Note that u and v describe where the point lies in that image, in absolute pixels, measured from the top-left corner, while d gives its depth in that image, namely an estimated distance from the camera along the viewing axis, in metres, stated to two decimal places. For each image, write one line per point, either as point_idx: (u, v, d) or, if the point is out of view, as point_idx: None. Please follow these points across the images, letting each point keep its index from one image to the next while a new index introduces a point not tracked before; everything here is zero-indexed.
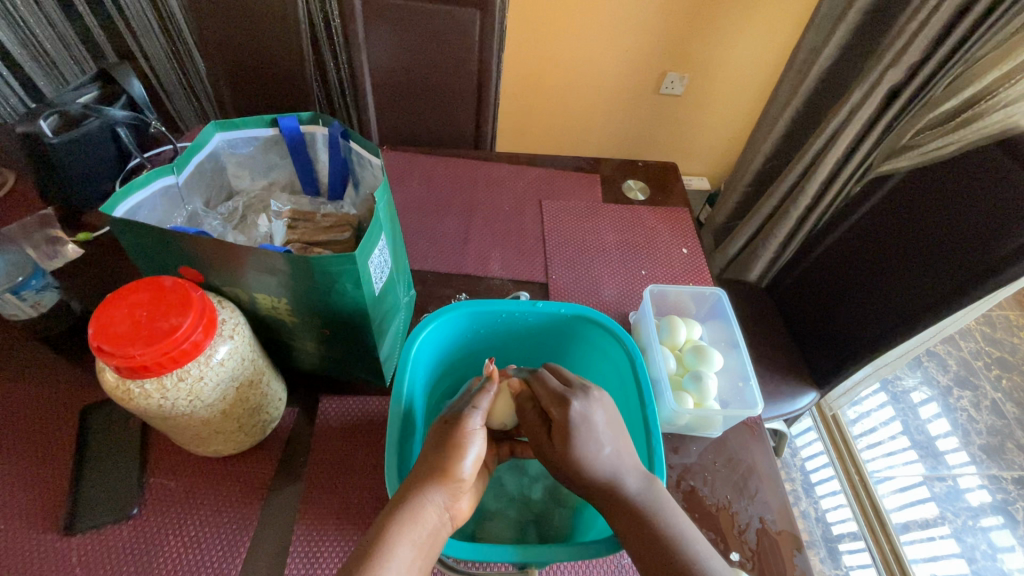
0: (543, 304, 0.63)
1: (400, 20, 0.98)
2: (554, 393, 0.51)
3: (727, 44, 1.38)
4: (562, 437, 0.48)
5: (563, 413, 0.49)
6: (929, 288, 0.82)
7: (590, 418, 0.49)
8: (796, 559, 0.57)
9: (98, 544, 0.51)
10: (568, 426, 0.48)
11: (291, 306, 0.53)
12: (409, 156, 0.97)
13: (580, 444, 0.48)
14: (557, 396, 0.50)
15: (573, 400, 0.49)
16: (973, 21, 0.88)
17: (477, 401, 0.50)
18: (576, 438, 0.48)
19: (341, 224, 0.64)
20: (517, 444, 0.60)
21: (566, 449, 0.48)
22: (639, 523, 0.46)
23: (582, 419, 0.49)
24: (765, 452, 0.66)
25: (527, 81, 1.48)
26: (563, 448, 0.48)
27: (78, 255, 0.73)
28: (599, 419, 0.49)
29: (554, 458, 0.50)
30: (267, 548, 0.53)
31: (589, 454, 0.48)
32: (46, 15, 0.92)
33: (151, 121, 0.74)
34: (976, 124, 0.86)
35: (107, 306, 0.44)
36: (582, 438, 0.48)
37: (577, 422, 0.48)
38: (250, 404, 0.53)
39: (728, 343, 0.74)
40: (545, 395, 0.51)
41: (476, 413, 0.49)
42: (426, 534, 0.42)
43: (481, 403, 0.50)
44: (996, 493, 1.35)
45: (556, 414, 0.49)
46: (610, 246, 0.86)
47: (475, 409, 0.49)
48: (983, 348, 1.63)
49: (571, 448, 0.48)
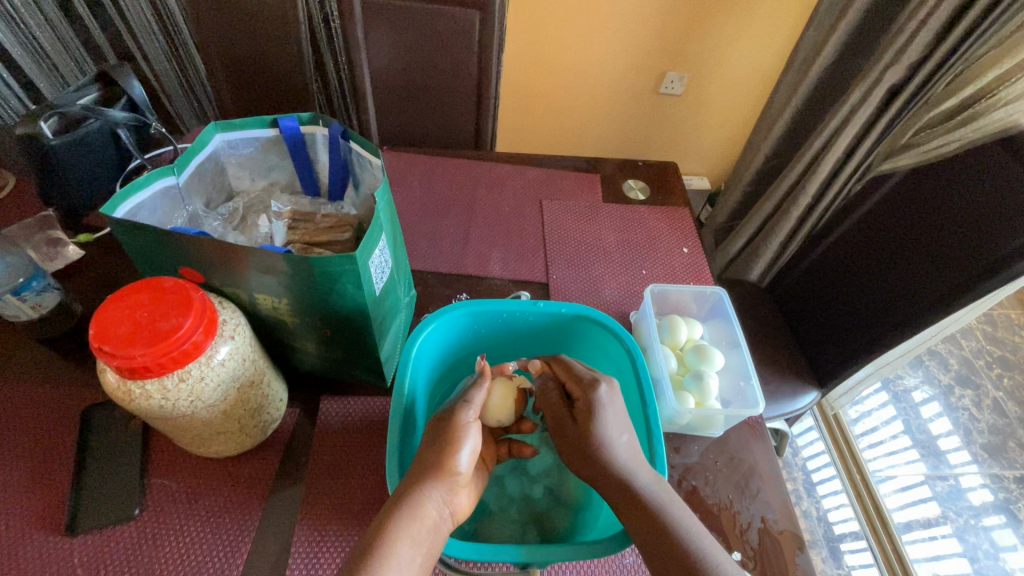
0: (544, 304, 0.63)
1: (399, 20, 0.98)
2: (581, 374, 0.54)
3: (727, 43, 1.38)
4: (587, 416, 0.51)
5: (591, 393, 0.52)
6: (929, 287, 0.82)
7: (614, 401, 0.52)
8: (799, 558, 0.57)
9: (99, 544, 0.51)
10: (594, 405, 0.51)
11: (292, 306, 0.53)
12: (409, 157, 0.97)
13: (603, 423, 0.50)
14: (584, 377, 0.53)
15: (601, 381, 0.53)
16: (974, 19, 0.88)
17: (469, 395, 0.51)
18: (600, 418, 0.50)
19: (341, 224, 0.64)
20: (515, 444, 0.59)
21: (589, 429, 0.50)
22: (648, 516, 0.45)
23: (606, 402, 0.51)
24: (767, 451, 0.66)
25: (527, 81, 1.48)
26: (587, 427, 0.51)
27: (78, 257, 0.73)
28: (619, 405, 0.52)
29: (574, 442, 0.52)
30: (267, 549, 0.53)
31: (609, 437, 0.50)
32: (45, 15, 0.93)
33: (152, 122, 0.73)
34: (976, 122, 0.84)
35: (108, 307, 0.44)
36: (606, 417, 0.51)
37: (602, 402, 0.51)
38: (251, 404, 0.53)
39: (729, 342, 0.73)
40: (571, 378, 0.55)
41: (470, 409, 0.49)
42: (425, 531, 0.42)
43: (474, 397, 0.51)
44: (998, 492, 1.35)
45: (583, 394, 0.52)
46: (610, 245, 0.86)
47: (466, 404, 0.50)
48: (984, 347, 1.63)
49: (594, 427, 0.50)
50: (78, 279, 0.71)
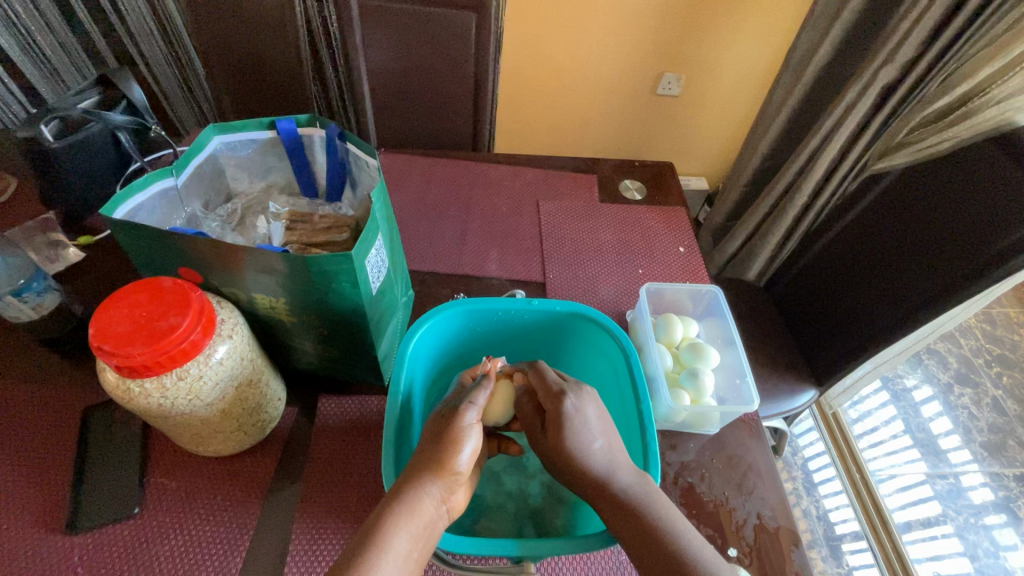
0: (539, 302, 0.64)
1: (396, 23, 0.99)
2: (551, 384, 0.53)
3: (723, 44, 1.38)
4: (555, 427, 0.51)
5: (558, 404, 0.51)
6: (925, 285, 0.83)
7: (583, 410, 0.51)
8: (795, 555, 0.57)
9: (99, 542, 0.52)
10: (562, 416, 0.50)
11: (289, 305, 0.53)
12: (408, 158, 0.97)
13: (574, 433, 0.50)
14: (553, 387, 0.53)
15: (568, 392, 0.52)
16: (966, 19, 0.88)
17: (473, 397, 0.51)
18: (570, 428, 0.50)
19: (338, 225, 0.64)
20: (505, 440, 0.60)
21: (560, 440, 0.50)
22: (631, 516, 0.46)
23: (575, 413, 0.51)
24: (763, 449, 0.66)
25: (525, 83, 1.48)
26: (558, 437, 0.50)
27: (79, 259, 0.74)
28: (591, 412, 0.52)
29: (547, 451, 0.52)
30: (266, 546, 0.53)
31: (581, 446, 0.49)
32: (47, 21, 0.95)
33: (152, 126, 0.73)
34: (970, 120, 0.86)
35: (107, 307, 0.45)
36: (576, 428, 0.50)
37: (571, 413, 0.51)
38: (249, 403, 0.54)
39: (724, 340, 0.74)
40: (543, 386, 0.54)
41: (471, 409, 0.49)
42: (421, 526, 0.43)
43: (477, 399, 0.51)
44: (998, 491, 1.35)
45: (552, 404, 0.52)
46: (607, 245, 0.86)
47: (470, 405, 0.49)
48: (984, 345, 1.63)
49: (564, 438, 0.50)
50: (78, 281, 0.72)
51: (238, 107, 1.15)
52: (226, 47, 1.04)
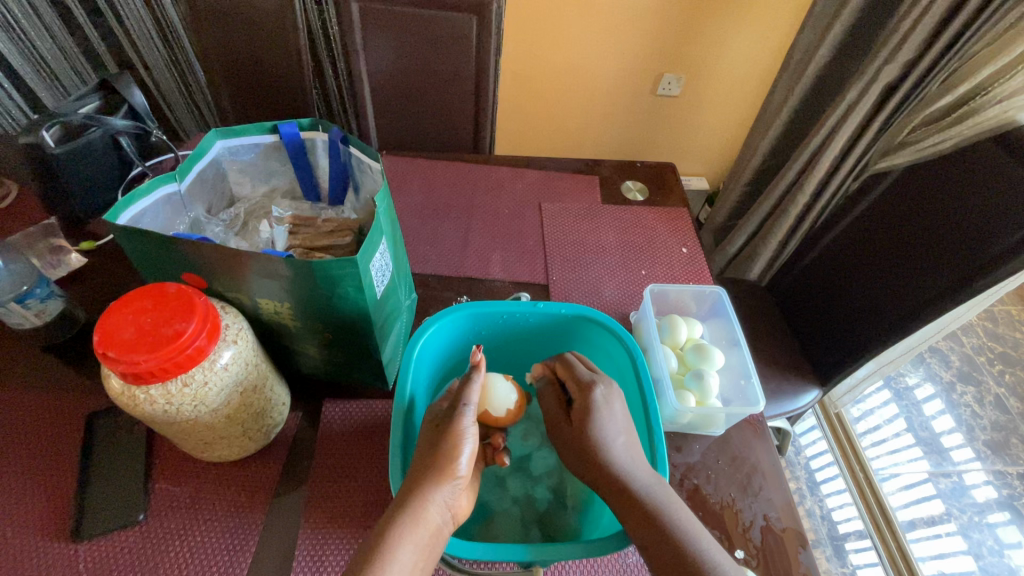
0: (543, 305, 0.63)
1: (397, 25, 0.99)
2: (580, 376, 0.55)
3: (722, 43, 1.38)
4: (582, 417, 0.52)
5: (587, 395, 0.52)
6: (929, 283, 0.82)
7: (610, 404, 0.52)
8: (801, 556, 0.57)
9: (106, 548, 0.51)
10: (591, 406, 0.52)
11: (294, 310, 0.53)
12: (409, 160, 0.97)
13: (601, 426, 0.51)
14: (583, 379, 0.54)
15: (598, 383, 0.53)
16: (968, 17, 0.88)
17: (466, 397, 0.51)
18: (597, 419, 0.51)
19: (342, 229, 0.64)
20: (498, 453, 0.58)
21: (585, 430, 0.51)
22: (647, 516, 0.46)
23: (604, 405, 0.52)
24: (768, 450, 0.66)
25: (525, 84, 1.48)
26: (582, 426, 0.52)
27: (80, 264, 0.74)
28: (617, 408, 0.53)
29: (569, 441, 0.53)
30: (272, 552, 0.53)
31: (605, 439, 0.50)
32: (47, 28, 0.96)
33: (152, 129, 0.76)
34: (973, 119, 0.87)
35: (111, 314, 0.44)
36: (605, 419, 0.51)
37: (599, 405, 0.52)
38: (254, 408, 0.53)
39: (728, 341, 0.74)
40: (571, 378, 0.55)
41: (469, 412, 0.49)
42: (427, 536, 0.42)
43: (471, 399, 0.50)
44: (1001, 489, 1.34)
45: (581, 396, 0.53)
46: (609, 246, 0.86)
47: (465, 409, 0.49)
48: (986, 343, 1.63)
49: (588, 430, 0.51)
50: (82, 287, 0.72)
51: (240, 112, 1.15)
52: (226, 52, 1.04)
